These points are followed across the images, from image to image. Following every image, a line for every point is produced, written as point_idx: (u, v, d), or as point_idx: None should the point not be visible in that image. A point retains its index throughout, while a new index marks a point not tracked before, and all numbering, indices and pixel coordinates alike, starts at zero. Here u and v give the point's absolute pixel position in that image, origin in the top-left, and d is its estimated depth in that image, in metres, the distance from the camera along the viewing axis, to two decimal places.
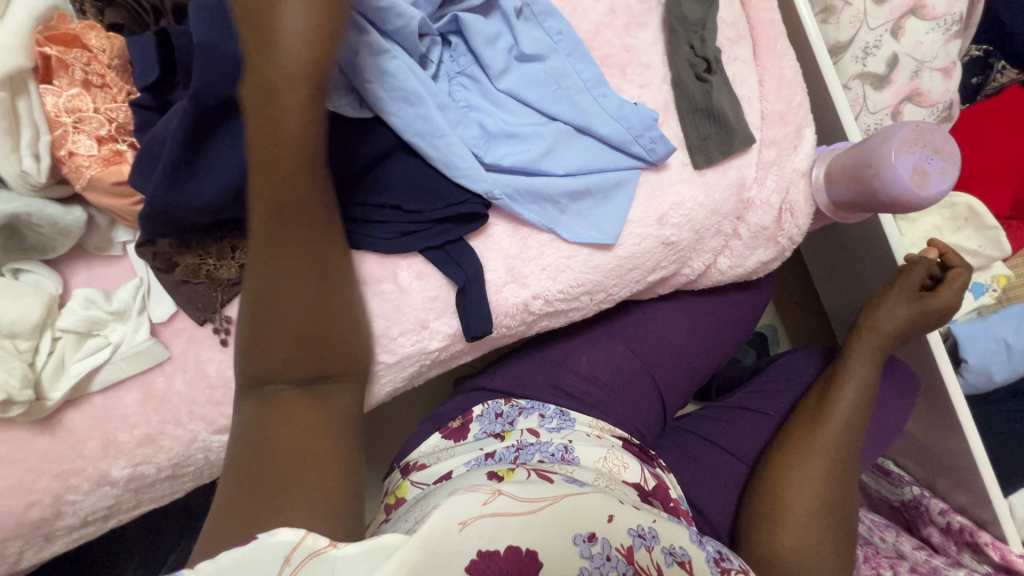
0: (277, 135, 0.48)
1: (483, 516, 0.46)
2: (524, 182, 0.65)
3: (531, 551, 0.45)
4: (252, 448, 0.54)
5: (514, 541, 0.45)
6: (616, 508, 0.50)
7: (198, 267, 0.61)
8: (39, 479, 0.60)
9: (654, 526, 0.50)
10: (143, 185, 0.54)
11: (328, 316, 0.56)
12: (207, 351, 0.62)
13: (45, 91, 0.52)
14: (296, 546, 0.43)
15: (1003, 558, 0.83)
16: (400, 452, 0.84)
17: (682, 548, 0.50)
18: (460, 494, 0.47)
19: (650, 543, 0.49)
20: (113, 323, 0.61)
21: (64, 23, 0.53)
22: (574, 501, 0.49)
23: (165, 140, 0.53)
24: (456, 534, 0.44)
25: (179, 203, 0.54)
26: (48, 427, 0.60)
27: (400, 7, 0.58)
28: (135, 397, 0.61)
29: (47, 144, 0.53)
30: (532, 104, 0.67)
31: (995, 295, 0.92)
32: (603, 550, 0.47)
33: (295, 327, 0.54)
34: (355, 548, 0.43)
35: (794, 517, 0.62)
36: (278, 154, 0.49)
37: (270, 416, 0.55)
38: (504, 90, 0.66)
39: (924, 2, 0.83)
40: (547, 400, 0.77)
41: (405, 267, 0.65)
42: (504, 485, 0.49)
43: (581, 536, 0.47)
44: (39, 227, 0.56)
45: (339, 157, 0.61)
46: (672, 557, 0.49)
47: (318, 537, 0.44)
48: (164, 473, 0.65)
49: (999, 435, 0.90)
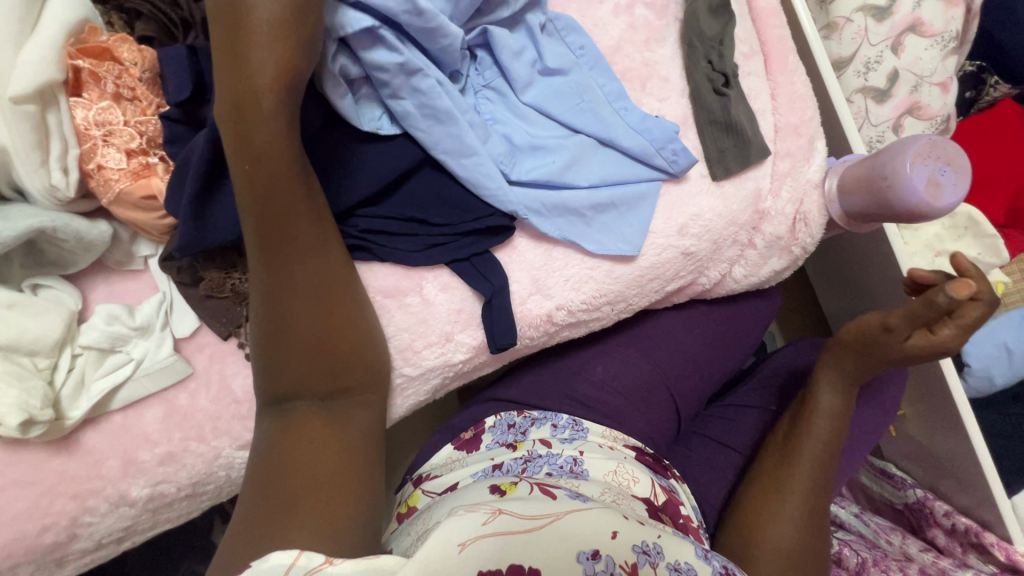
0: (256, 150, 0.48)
1: (483, 537, 0.44)
2: (549, 196, 0.65)
3: (533, 568, 0.44)
4: (264, 464, 0.53)
5: (516, 560, 0.44)
6: (619, 525, 0.49)
7: (223, 281, 0.60)
8: (56, 501, 0.58)
9: (659, 543, 0.49)
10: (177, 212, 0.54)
11: (335, 332, 0.55)
12: (231, 366, 0.62)
13: (76, 105, 0.53)
14: (289, 568, 0.42)
15: (1008, 558, 0.85)
16: (413, 467, 0.82)
17: (688, 561, 0.49)
18: (457, 515, 0.45)
19: (655, 559, 0.48)
20: (135, 339, 0.59)
21: (95, 36, 0.54)
22: (576, 518, 0.48)
23: (194, 165, 0.53)
24: (455, 557, 0.42)
25: (210, 225, 0.55)
26: (66, 446, 0.58)
27: (446, 27, 0.58)
28: (157, 414, 0.60)
29: (77, 157, 0.53)
30: (555, 118, 0.68)
31: (994, 301, 0.95)
32: (607, 568, 0.46)
33: (302, 343, 0.54)
34: (349, 567, 0.42)
35: (767, 544, 0.59)
36: (261, 169, 0.49)
37: (284, 432, 0.54)
38: (529, 105, 0.68)
39: (923, 19, 0.86)
40: (563, 410, 0.77)
41: (431, 280, 0.64)
42: (504, 505, 0.48)
43: (585, 553, 0.46)
44: (64, 242, 0.55)
45: (366, 171, 0.61)
46: (677, 572, 0.48)
47: (313, 556, 0.43)
48: (183, 493, 0.63)
49: (999, 437, 0.93)
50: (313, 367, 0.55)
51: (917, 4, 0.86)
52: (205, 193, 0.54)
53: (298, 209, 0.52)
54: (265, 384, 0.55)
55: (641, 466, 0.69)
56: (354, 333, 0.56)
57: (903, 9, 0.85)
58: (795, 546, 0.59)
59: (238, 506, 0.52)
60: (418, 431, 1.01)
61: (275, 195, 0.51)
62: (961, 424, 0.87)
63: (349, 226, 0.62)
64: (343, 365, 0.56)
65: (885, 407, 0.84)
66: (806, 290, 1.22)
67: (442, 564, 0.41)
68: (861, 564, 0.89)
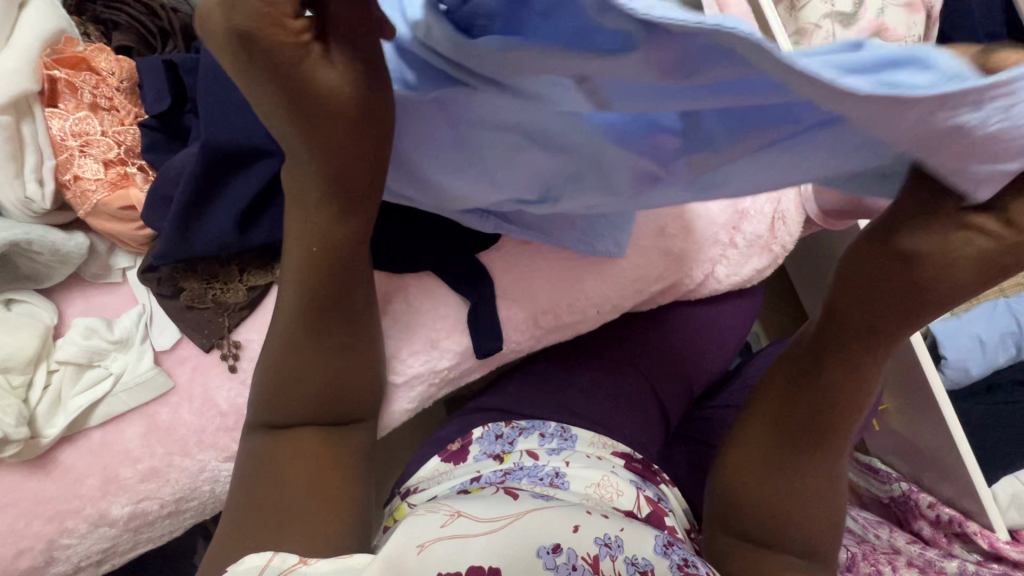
0: (325, 242, 0.46)
1: (440, 539, 0.46)
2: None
3: (492, 566, 0.45)
4: (254, 485, 0.51)
5: (474, 561, 0.46)
6: (581, 519, 0.51)
7: (204, 292, 0.59)
8: (33, 523, 0.56)
9: (621, 535, 0.51)
10: (160, 223, 0.53)
11: (351, 388, 0.54)
12: (214, 379, 0.60)
13: (52, 115, 0.52)
14: (263, 570, 0.45)
15: (992, 545, 0.88)
16: (401, 479, 0.80)
17: (646, 557, 0.51)
18: (418, 519, 0.48)
19: (614, 552, 0.50)
20: (114, 353, 0.58)
21: (71, 46, 0.54)
22: (536, 518, 0.50)
23: (179, 177, 0.52)
24: (413, 557, 0.45)
25: (194, 235, 0.53)
26: (41, 466, 0.56)
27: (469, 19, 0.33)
28: (137, 430, 0.58)
29: (52, 168, 0.52)
30: (536, 145, 0.44)
31: (967, 294, 0.98)
32: (568, 560, 0.48)
33: (322, 397, 0.52)
34: (321, 567, 0.45)
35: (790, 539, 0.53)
36: (320, 253, 0.46)
37: (281, 450, 0.52)
38: (584, 136, 0.41)
39: (886, 25, 0.89)
40: (548, 418, 0.76)
41: (416, 287, 0.65)
42: (464, 507, 0.50)
43: (546, 548, 0.48)
44: (39, 255, 0.54)
45: None
46: (634, 566, 0.50)
47: (286, 557, 0.46)
48: (166, 510, 0.62)
49: (977, 426, 0.95)
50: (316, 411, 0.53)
51: (881, 10, 0.89)
52: (193, 210, 0.53)
53: (350, 295, 0.50)
54: (259, 409, 0.53)
55: (625, 480, 0.68)
56: (367, 370, 0.55)
57: (868, 16, 0.89)
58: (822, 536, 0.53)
59: (227, 514, 0.51)
60: (407, 443, 1.01)
61: (335, 286, 0.48)
62: (941, 416, 0.89)
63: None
64: (354, 399, 0.54)
65: None
66: (786, 290, 1.24)
67: (398, 562, 0.45)
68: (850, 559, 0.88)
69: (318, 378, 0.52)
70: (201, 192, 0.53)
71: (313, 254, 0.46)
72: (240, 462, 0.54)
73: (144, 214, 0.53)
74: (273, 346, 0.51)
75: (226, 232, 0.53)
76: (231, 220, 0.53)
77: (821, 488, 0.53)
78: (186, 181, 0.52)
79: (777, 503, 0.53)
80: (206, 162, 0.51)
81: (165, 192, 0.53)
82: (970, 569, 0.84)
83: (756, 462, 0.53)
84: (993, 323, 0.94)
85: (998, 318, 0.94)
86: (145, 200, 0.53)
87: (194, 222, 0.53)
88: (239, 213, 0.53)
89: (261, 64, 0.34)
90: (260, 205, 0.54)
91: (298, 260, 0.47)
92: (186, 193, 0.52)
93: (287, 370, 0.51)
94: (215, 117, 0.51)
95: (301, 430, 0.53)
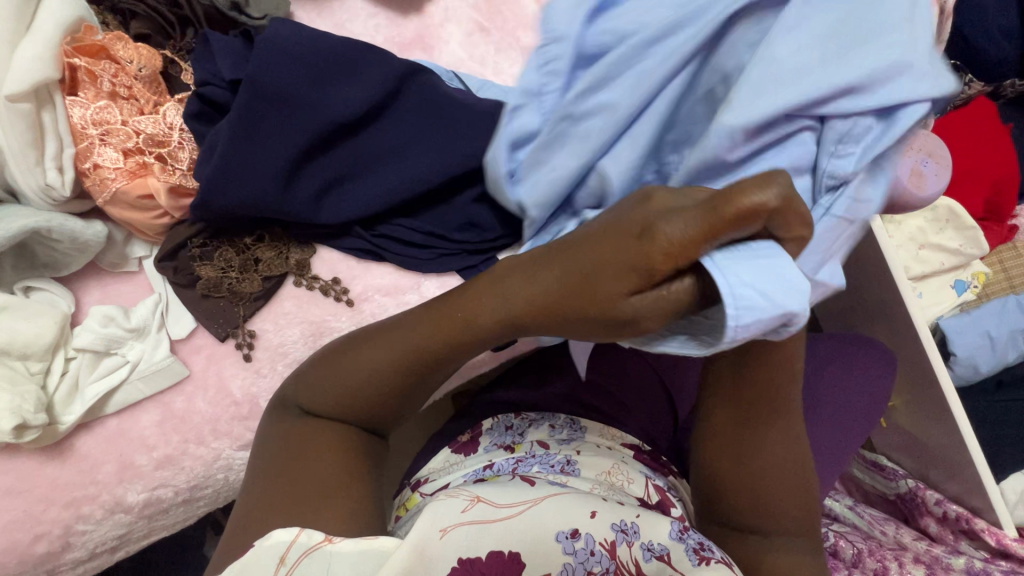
0: (451, 324, 0.49)
1: (462, 524, 0.47)
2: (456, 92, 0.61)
3: (512, 552, 0.47)
4: (276, 460, 0.51)
5: (495, 546, 0.47)
6: (598, 506, 0.52)
7: (220, 280, 0.60)
8: (50, 508, 0.57)
9: (637, 521, 0.52)
10: (200, 174, 0.54)
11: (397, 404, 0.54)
12: (229, 368, 0.61)
13: (73, 104, 0.53)
14: (290, 545, 0.45)
15: (999, 542, 0.88)
16: (410, 469, 0.81)
17: (661, 542, 0.51)
18: (441, 501, 0.49)
19: (631, 538, 0.51)
20: (130, 342, 0.59)
21: (91, 35, 0.54)
22: (553, 504, 0.51)
23: (220, 131, 0.55)
24: (436, 542, 0.46)
25: (233, 183, 0.54)
26: (59, 451, 0.57)
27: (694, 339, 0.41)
28: (153, 418, 0.59)
29: (71, 157, 0.53)
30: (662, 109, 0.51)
31: (977, 290, 0.98)
32: (586, 546, 0.49)
33: (372, 395, 0.52)
34: (349, 546, 0.45)
35: (781, 534, 0.57)
36: (451, 316, 0.49)
37: (319, 430, 0.52)
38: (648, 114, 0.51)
39: None
40: (558, 409, 0.77)
41: (428, 281, 0.63)
42: (482, 493, 0.51)
43: (564, 533, 0.49)
44: (59, 243, 0.55)
45: (404, 139, 0.60)
46: (650, 552, 0.51)
47: (313, 533, 0.46)
48: (180, 498, 0.62)
49: (987, 423, 0.96)
50: (353, 402, 0.52)
51: None
52: (234, 159, 0.54)
53: (398, 339, 0.51)
54: (303, 391, 0.54)
55: (637, 468, 0.69)
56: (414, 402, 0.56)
57: None
58: (804, 525, 0.57)
59: (242, 498, 0.50)
60: (415, 435, 1.02)
61: (433, 332, 0.50)
62: (950, 413, 0.89)
63: (368, 231, 0.62)
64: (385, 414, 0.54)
65: (872, 392, 0.86)
66: None
67: (424, 547, 0.45)
68: (857, 555, 0.88)
69: (352, 387, 0.52)
70: (240, 138, 0.54)
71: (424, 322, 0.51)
72: (259, 447, 0.53)
73: (194, 168, 0.55)
74: (326, 362, 0.54)
75: (265, 186, 0.55)
76: (276, 173, 0.55)
77: (800, 490, 0.57)
78: (229, 116, 0.54)
79: (752, 515, 0.57)
80: (257, 103, 0.55)
81: (212, 141, 0.55)
82: (978, 567, 0.84)
83: (736, 465, 0.56)
84: (1002, 319, 0.94)
85: (1008, 315, 0.94)
86: (196, 157, 0.55)
87: (232, 173, 0.54)
88: (286, 163, 0.55)
89: (631, 231, 0.37)
90: (299, 164, 0.57)
91: (414, 316, 0.52)
92: (231, 139, 0.54)
93: (346, 363, 0.52)
94: (269, 57, 0.55)
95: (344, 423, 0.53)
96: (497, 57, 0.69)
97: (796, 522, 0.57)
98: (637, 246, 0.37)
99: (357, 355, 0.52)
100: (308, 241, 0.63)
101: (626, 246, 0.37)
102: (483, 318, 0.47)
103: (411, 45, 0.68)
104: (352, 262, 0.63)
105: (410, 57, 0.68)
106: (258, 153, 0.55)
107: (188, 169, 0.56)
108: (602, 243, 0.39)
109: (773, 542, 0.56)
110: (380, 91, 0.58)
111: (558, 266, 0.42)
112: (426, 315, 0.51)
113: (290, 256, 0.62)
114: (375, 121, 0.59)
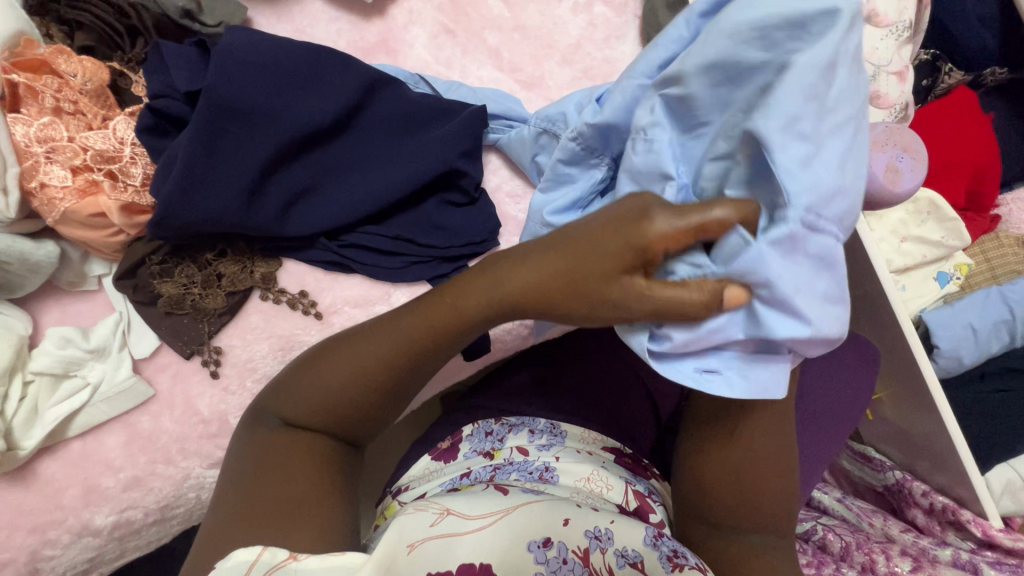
0: (441, 313, 0.51)
1: (430, 538, 0.46)
2: (423, 96, 0.60)
3: (483, 563, 0.46)
4: (244, 472, 0.50)
5: (468, 558, 0.46)
6: (571, 512, 0.51)
7: (182, 297, 0.58)
8: (15, 535, 0.56)
9: (611, 527, 0.51)
10: (158, 192, 0.52)
11: (376, 413, 0.54)
12: (195, 387, 0.60)
13: (15, 121, 0.52)
14: (252, 564, 0.43)
15: (985, 533, 0.87)
16: (391, 478, 0.80)
17: (635, 549, 0.51)
18: (409, 514, 0.48)
19: (604, 544, 0.50)
20: (91, 362, 0.57)
21: (31, 49, 0.53)
22: (524, 512, 0.50)
23: (180, 149, 0.52)
24: (405, 557, 0.45)
25: (194, 201, 0.52)
26: (22, 476, 0.56)
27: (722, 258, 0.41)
28: (118, 439, 0.58)
29: (16, 176, 0.51)
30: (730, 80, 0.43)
31: (959, 282, 0.98)
32: (558, 554, 0.48)
33: (348, 398, 0.52)
34: (315, 564, 0.43)
35: (762, 519, 0.55)
36: (443, 305, 0.51)
37: (289, 434, 0.52)
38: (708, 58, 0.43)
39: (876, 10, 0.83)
40: (535, 414, 0.75)
41: (399, 290, 0.62)
42: (452, 504, 0.50)
43: (536, 542, 0.48)
44: (9, 265, 0.53)
45: (380, 150, 0.59)
46: (624, 558, 0.50)
47: (277, 551, 0.44)
48: (151, 518, 0.61)
49: (970, 413, 0.95)
50: (335, 408, 0.52)
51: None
52: (197, 177, 0.52)
53: (390, 331, 0.52)
54: (280, 397, 0.53)
55: (616, 474, 0.68)
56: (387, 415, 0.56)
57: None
58: (785, 510, 0.56)
59: (210, 512, 0.49)
60: (401, 439, 1.01)
61: (430, 320, 0.51)
62: (935, 406, 0.89)
63: (334, 241, 0.60)
64: (358, 422, 0.53)
65: (857, 386, 0.85)
66: None
67: (390, 563, 0.44)
68: (845, 548, 0.87)
69: (330, 398, 0.52)
70: (205, 151, 0.52)
71: (418, 310, 0.52)
72: (229, 461, 0.52)
73: (151, 186, 0.53)
74: (306, 368, 0.54)
75: (226, 204, 0.53)
76: (239, 186, 0.53)
77: (782, 473, 0.56)
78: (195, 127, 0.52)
79: (735, 503, 0.55)
80: (217, 120, 0.53)
81: (169, 158, 0.53)
82: (964, 559, 0.84)
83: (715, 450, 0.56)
84: (985, 311, 0.93)
85: (992, 305, 0.93)
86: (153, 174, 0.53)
87: (197, 188, 0.52)
88: (251, 177, 0.54)
89: (631, 223, 0.42)
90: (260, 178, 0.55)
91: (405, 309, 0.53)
92: (190, 156, 0.52)
93: (328, 364, 0.52)
94: (230, 70, 0.53)
95: (316, 427, 0.52)
96: (463, 60, 0.68)
97: (777, 506, 0.56)
98: (650, 238, 0.41)
99: (340, 357, 0.52)
100: (272, 254, 0.61)
101: (621, 231, 0.42)
102: (474, 305, 0.49)
103: (376, 49, 0.67)
104: (320, 273, 0.62)
105: (374, 62, 0.67)
106: (223, 166, 0.53)
107: (142, 185, 0.54)
108: (602, 230, 0.44)
109: (751, 528, 0.55)
110: (339, 100, 0.56)
111: (551, 246, 0.46)
112: (420, 308, 0.53)
113: (254, 269, 0.60)
114: (339, 130, 0.58)
